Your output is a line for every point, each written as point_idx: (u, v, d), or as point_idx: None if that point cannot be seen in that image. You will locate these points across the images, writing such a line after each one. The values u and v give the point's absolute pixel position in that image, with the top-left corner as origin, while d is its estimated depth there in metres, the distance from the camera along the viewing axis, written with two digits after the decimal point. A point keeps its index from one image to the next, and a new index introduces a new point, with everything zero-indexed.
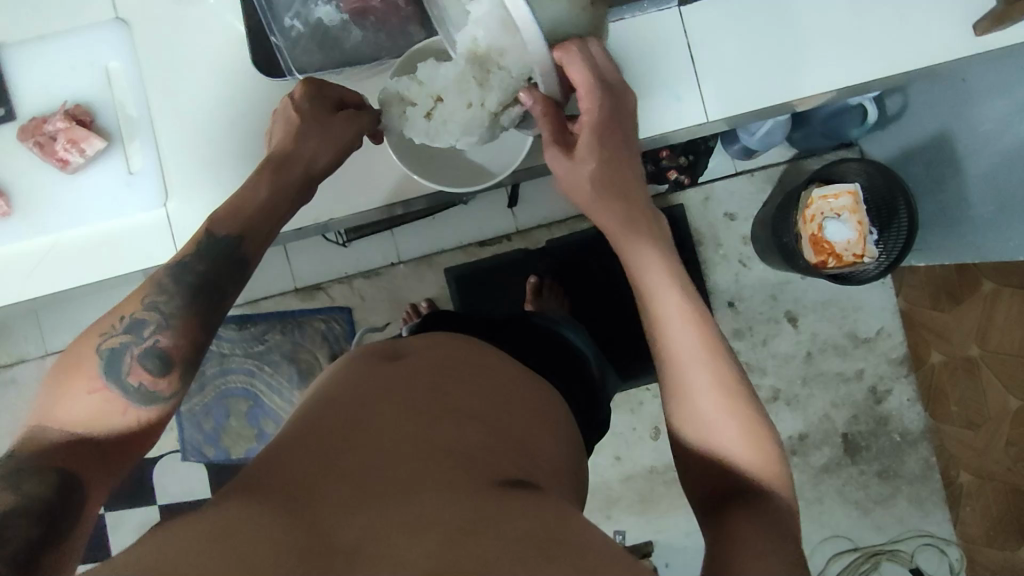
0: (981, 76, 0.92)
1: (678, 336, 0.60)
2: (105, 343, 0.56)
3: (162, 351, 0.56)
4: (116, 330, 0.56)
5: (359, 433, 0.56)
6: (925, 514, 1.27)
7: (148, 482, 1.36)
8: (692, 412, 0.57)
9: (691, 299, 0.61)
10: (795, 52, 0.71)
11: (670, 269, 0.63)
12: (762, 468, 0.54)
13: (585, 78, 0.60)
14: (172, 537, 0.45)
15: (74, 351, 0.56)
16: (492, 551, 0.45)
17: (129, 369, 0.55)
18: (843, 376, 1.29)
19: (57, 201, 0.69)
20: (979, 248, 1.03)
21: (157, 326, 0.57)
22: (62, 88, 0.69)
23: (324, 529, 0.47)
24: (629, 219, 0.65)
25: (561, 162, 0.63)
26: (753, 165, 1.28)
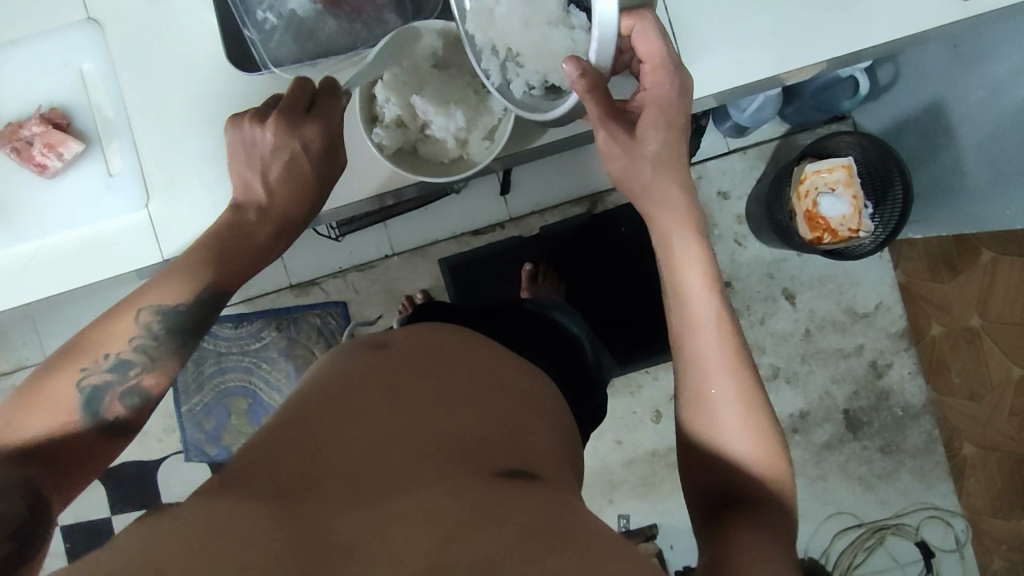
0: (977, 41, 0.90)
1: (705, 342, 0.58)
2: (86, 379, 0.55)
3: (142, 390, 0.57)
4: (100, 365, 0.56)
5: (353, 427, 0.55)
6: (929, 486, 1.26)
7: (152, 483, 1.36)
8: (709, 420, 0.56)
9: (721, 308, 0.59)
10: (780, 24, 0.70)
11: (706, 278, 0.60)
12: (773, 479, 0.53)
13: (661, 49, 0.59)
14: (161, 538, 0.43)
15: (49, 379, 0.54)
16: (494, 545, 0.44)
17: (108, 406, 0.56)
18: (842, 352, 1.28)
19: (38, 207, 0.68)
20: (978, 217, 1.01)
21: (142, 366, 0.58)
22: (37, 92, 0.68)
23: (319, 525, 0.46)
24: (668, 216, 0.61)
25: (619, 137, 0.59)
26: (746, 143, 1.26)
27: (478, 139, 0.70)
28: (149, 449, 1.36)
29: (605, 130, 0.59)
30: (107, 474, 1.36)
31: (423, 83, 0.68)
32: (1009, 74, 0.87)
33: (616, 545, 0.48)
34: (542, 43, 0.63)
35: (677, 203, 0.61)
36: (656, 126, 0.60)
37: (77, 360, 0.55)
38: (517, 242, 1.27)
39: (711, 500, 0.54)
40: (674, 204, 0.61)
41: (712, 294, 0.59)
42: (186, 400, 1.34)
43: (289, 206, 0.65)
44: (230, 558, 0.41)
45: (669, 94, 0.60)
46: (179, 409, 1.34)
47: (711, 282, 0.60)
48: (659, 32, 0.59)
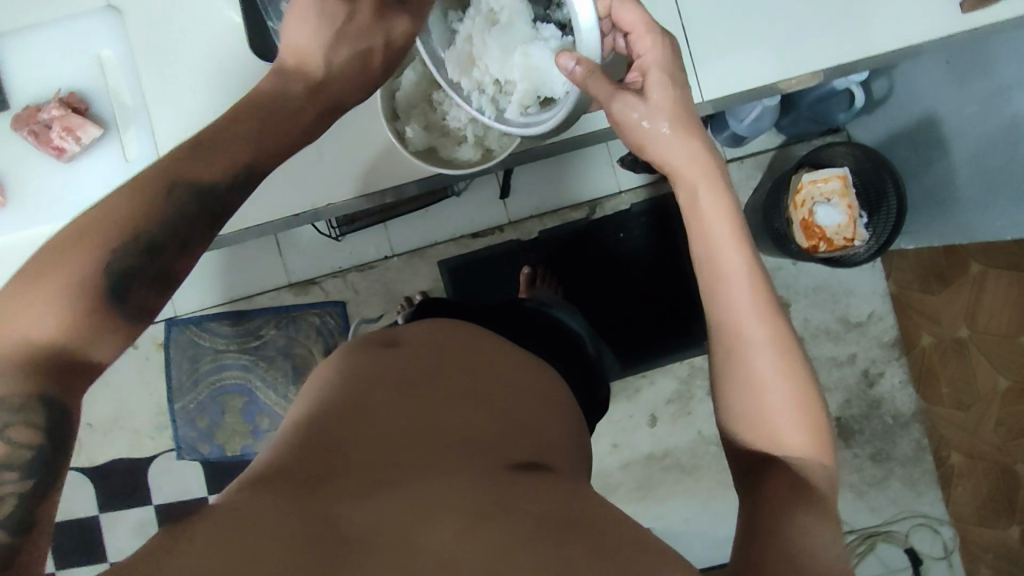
0: (968, 57, 0.94)
1: (734, 292, 0.55)
2: (92, 273, 0.43)
3: (155, 273, 0.46)
4: (101, 258, 0.44)
5: (364, 419, 0.55)
6: (918, 494, 1.28)
7: (144, 481, 1.35)
8: (744, 374, 0.54)
9: (749, 254, 0.56)
10: (786, 32, 0.72)
11: (732, 225, 0.57)
12: (814, 429, 0.52)
13: (640, 14, 0.59)
14: (177, 531, 0.42)
15: (63, 251, 0.43)
16: (515, 532, 0.45)
17: (122, 298, 0.45)
18: (834, 360, 1.30)
19: (53, 190, 0.69)
20: (968, 228, 1.04)
21: (171, 247, 0.47)
22: (57, 77, 0.69)
23: (339, 515, 0.45)
24: (689, 168, 0.59)
25: (634, 108, 0.59)
26: (743, 153, 1.29)
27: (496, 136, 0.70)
28: (142, 446, 1.35)
29: (617, 101, 0.58)
30: (98, 471, 1.35)
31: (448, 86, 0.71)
32: (1001, 88, 0.90)
33: (628, 535, 0.48)
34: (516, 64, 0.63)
35: (694, 152, 0.59)
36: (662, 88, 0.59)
37: (97, 241, 0.44)
38: (517, 246, 1.29)
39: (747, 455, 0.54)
40: (690, 156, 0.59)
41: (739, 242, 0.57)
42: (180, 397, 1.33)
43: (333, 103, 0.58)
44: (254, 556, 0.40)
45: (662, 56, 0.60)
46: (173, 406, 1.33)
47: (735, 225, 0.57)
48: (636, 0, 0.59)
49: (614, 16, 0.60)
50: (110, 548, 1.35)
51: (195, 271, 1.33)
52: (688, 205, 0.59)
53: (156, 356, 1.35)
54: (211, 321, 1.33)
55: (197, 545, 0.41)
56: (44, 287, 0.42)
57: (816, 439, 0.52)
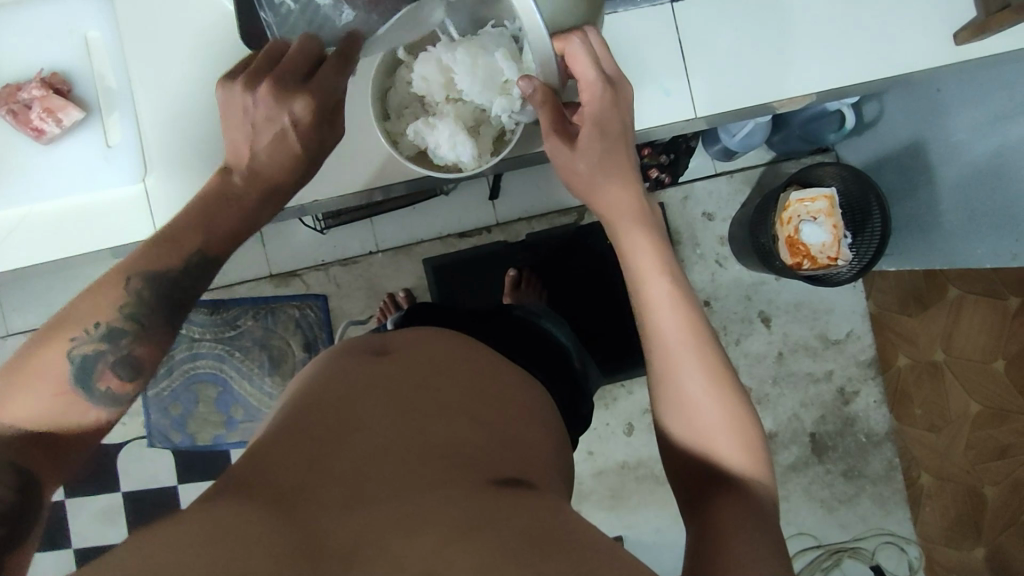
0: (956, 87, 0.95)
1: (663, 320, 0.59)
2: (77, 349, 0.52)
3: (134, 358, 0.54)
4: (89, 334, 0.53)
5: (353, 434, 0.55)
6: (885, 512, 1.30)
7: (111, 468, 1.32)
8: (679, 397, 0.57)
9: (674, 287, 0.61)
10: (779, 54, 0.72)
11: (658, 261, 0.62)
12: (751, 447, 0.54)
13: (592, 67, 0.60)
14: (158, 542, 0.43)
15: (38, 355, 0.51)
16: (492, 547, 0.44)
17: (100, 375, 0.53)
18: (812, 376, 1.31)
19: (29, 171, 0.67)
20: (949, 254, 1.06)
21: (134, 335, 0.54)
22: (39, 55, 0.67)
23: (318, 530, 0.45)
24: (615, 209, 0.64)
25: (562, 152, 0.63)
26: (732, 167, 1.29)
27: (486, 148, 0.69)
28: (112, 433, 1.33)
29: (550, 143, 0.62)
30: None
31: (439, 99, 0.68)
32: (991, 119, 0.90)
33: (606, 551, 0.47)
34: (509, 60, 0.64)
35: (627, 193, 0.64)
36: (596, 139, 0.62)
37: (63, 333, 0.52)
38: (503, 248, 1.28)
39: (690, 475, 0.55)
40: (625, 194, 0.64)
41: (665, 276, 0.61)
42: (153, 384, 1.31)
43: (278, 184, 0.60)
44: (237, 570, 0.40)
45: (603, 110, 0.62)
46: (145, 392, 1.31)
47: (660, 261, 0.62)
48: (588, 53, 0.60)
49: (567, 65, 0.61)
50: (74, 535, 1.32)
51: None
52: (625, 245, 0.64)
53: None
54: None
55: (181, 555, 0.41)
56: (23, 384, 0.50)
57: (753, 455, 0.54)
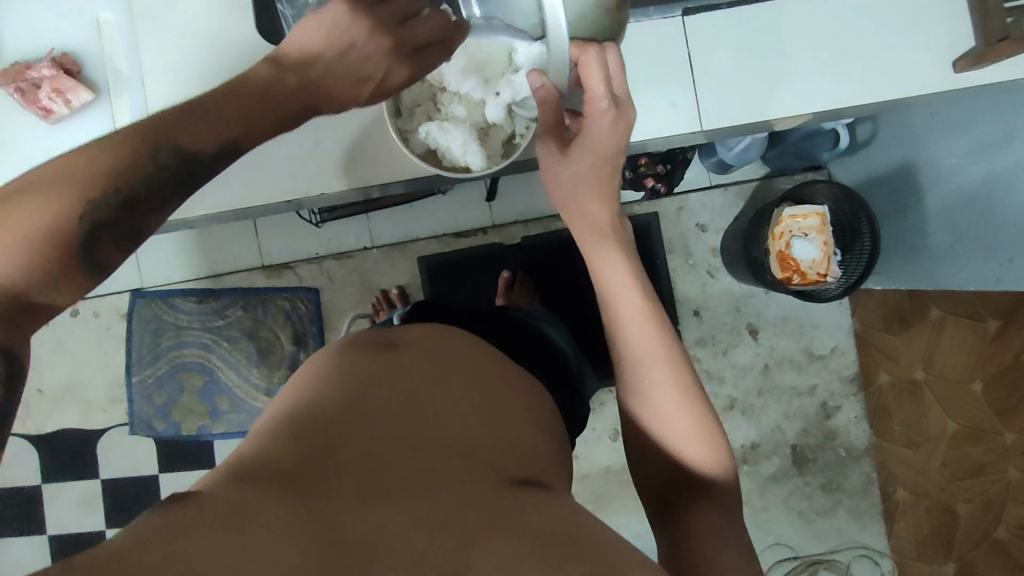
0: (948, 113, 0.97)
1: (632, 333, 0.62)
2: (84, 215, 0.44)
3: (135, 231, 0.47)
4: (100, 200, 0.44)
5: (366, 425, 0.55)
6: (862, 525, 1.32)
7: (92, 454, 1.31)
8: (648, 409, 0.59)
9: (645, 300, 0.63)
10: (783, 73, 0.74)
11: (627, 273, 0.65)
12: (717, 457, 0.56)
13: (603, 83, 0.58)
14: (176, 520, 0.42)
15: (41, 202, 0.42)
16: (512, 550, 0.45)
17: (100, 246, 0.45)
18: (796, 390, 1.33)
19: (34, 150, 0.66)
20: (933, 275, 1.08)
21: (143, 210, 0.47)
22: (49, 34, 0.66)
23: (336, 525, 0.45)
24: (591, 223, 0.67)
25: (552, 155, 0.65)
26: (727, 180, 1.31)
27: (497, 152, 0.70)
28: (93, 419, 1.31)
29: (541, 143, 0.65)
30: (44, 440, 1.31)
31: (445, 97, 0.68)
32: (982, 147, 0.93)
33: (621, 550, 0.48)
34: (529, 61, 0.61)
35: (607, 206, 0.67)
36: (585, 152, 0.64)
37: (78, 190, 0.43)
38: (498, 250, 1.29)
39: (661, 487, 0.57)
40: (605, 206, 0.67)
41: (637, 290, 0.64)
42: (139, 370, 1.31)
43: None
44: (263, 561, 0.40)
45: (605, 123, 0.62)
46: (131, 379, 1.30)
47: (632, 279, 0.65)
48: (602, 69, 0.57)
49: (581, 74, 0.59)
50: (50, 520, 1.31)
51: (167, 245, 1.30)
52: (594, 260, 0.66)
53: (117, 327, 1.32)
54: (178, 296, 1.30)
55: (201, 540, 0.40)
56: (6, 232, 0.41)
57: (721, 464, 0.56)
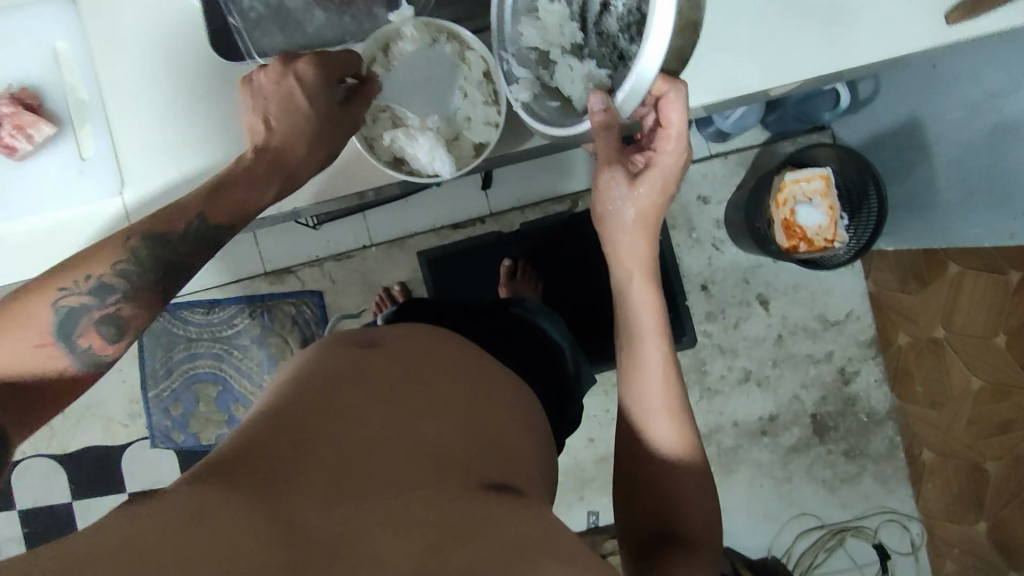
0: (954, 63, 0.92)
1: (650, 382, 0.68)
2: (63, 302, 0.53)
3: (120, 318, 0.55)
4: (78, 289, 0.54)
5: (337, 425, 0.54)
6: (889, 490, 1.31)
7: (117, 469, 1.33)
8: (646, 443, 0.66)
9: (667, 354, 0.69)
10: (769, 40, 0.70)
11: (658, 326, 0.70)
12: (700, 497, 0.64)
13: (683, 119, 0.65)
14: (137, 515, 0.41)
15: (23, 304, 0.52)
16: (480, 553, 0.44)
17: (83, 332, 0.54)
18: (812, 358, 1.31)
19: (5, 188, 0.66)
20: (947, 230, 1.04)
21: (123, 294, 0.55)
22: (8, 70, 0.66)
23: (302, 520, 0.44)
24: (631, 260, 0.72)
25: (619, 183, 0.68)
26: (727, 148, 1.27)
27: (466, 156, 0.69)
28: (114, 434, 1.34)
29: (608, 170, 0.67)
30: (69, 458, 1.33)
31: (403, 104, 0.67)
32: (988, 95, 0.88)
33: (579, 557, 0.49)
34: (570, 60, 0.63)
35: (639, 246, 0.71)
36: (654, 188, 0.69)
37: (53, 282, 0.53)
38: (497, 239, 1.26)
39: (648, 534, 0.63)
40: (635, 244, 0.71)
41: (662, 346, 0.70)
42: (153, 386, 1.32)
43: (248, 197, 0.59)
44: (218, 559, 0.39)
45: (675, 160, 0.68)
46: (146, 394, 1.32)
47: (660, 326, 0.70)
48: (684, 105, 0.64)
49: (661, 111, 0.65)
50: None
51: None
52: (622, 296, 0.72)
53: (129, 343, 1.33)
54: (184, 309, 1.31)
55: (156, 536, 0.39)
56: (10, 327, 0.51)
57: (707, 529, 0.63)
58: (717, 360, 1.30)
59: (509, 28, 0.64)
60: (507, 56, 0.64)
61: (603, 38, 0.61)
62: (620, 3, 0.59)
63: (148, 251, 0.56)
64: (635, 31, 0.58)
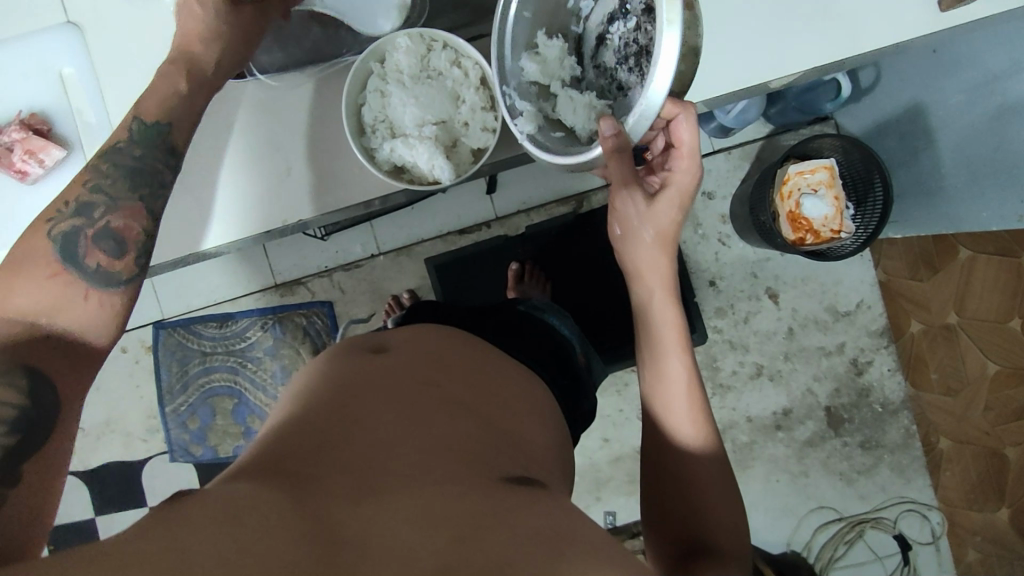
0: (954, 47, 0.92)
1: (674, 391, 0.69)
2: (58, 230, 0.59)
3: (113, 231, 0.60)
4: (66, 215, 0.60)
5: (358, 430, 0.55)
6: (907, 481, 1.29)
7: (137, 485, 1.35)
8: (671, 445, 0.67)
9: (689, 364, 0.70)
10: (765, 35, 0.71)
11: (679, 338, 0.72)
12: (725, 496, 0.64)
13: (695, 141, 0.66)
14: (175, 517, 0.43)
15: (25, 241, 0.59)
16: (506, 542, 0.45)
17: (86, 252, 0.59)
18: (823, 350, 1.30)
19: (18, 212, 0.68)
20: (955, 218, 1.03)
21: (108, 209, 0.61)
22: (17, 98, 0.68)
23: (329, 516, 0.45)
24: (652, 275, 0.73)
25: (638, 207, 0.70)
26: (730, 143, 1.27)
27: (464, 162, 0.70)
28: (134, 450, 1.35)
29: (623, 197, 0.68)
30: (90, 476, 1.35)
31: (403, 115, 0.68)
32: (988, 77, 0.88)
33: (608, 550, 0.49)
34: (571, 92, 0.63)
35: (659, 262, 0.72)
36: (669, 207, 0.70)
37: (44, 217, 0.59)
38: (504, 242, 1.27)
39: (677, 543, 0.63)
40: (654, 258, 0.72)
41: (684, 357, 0.71)
42: (171, 401, 1.34)
43: None
44: (248, 553, 0.40)
45: (691, 179, 0.70)
46: (164, 409, 1.34)
47: (682, 337, 0.72)
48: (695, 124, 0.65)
49: (672, 130, 0.66)
50: None
51: (181, 274, 1.32)
52: (644, 310, 0.74)
53: (145, 359, 1.34)
54: (198, 324, 1.33)
55: (190, 534, 0.41)
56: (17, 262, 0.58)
57: (735, 538, 0.62)
58: (728, 355, 1.30)
59: (510, 63, 0.62)
60: (509, 90, 0.62)
61: (601, 70, 0.63)
62: (618, 36, 0.60)
63: (114, 160, 0.62)
64: (635, 62, 0.59)
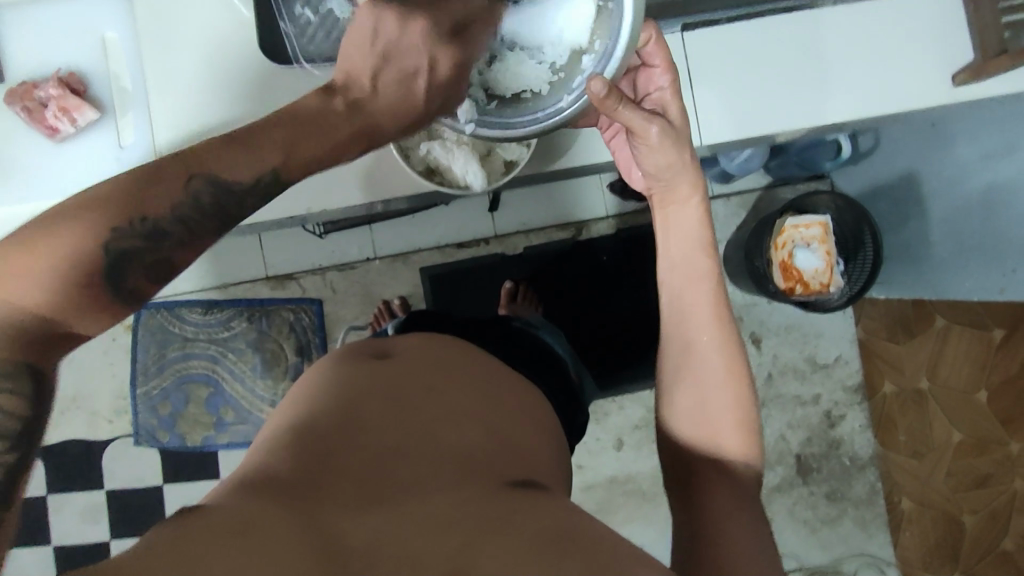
0: (954, 123, 0.96)
1: (701, 320, 0.62)
2: (112, 241, 0.43)
3: (168, 262, 0.46)
4: (131, 226, 0.44)
5: (362, 437, 0.56)
6: (869, 535, 1.32)
7: (97, 465, 1.31)
8: (692, 374, 0.61)
9: (716, 289, 0.63)
10: (786, 88, 0.75)
11: (708, 261, 0.64)
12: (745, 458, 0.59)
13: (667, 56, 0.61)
14: (182, 530, 0.42)
15: (58, 231, 0.42)
16: (514, 545, 0.47)
17: (132, 277, 0.45)
18: (801, 400, 1.33)
19: (39, 166, 0.68)
20: (935, 285, 1.08)
21: (177, 240, 0.46)
22: (53, 55, 0.68)
23: (335, 530, 0.46)
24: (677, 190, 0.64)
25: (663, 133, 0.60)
26: (729, 190, 1.32)
27: (497, 172, 0.72)
28: (98, 429, 1.32)
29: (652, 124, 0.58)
30: (47, 452, 1.31)
31: None
32: (984, 157, 0.92)
33: (611, 552, 0.49)
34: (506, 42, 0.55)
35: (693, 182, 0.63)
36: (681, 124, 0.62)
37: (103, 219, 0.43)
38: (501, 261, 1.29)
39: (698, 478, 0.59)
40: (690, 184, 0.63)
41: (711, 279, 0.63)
42: (143, 382, 1.31)
43: None
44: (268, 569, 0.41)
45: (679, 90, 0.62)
46: (135, 391, 1.31)
47: (708, 258, 0.64)
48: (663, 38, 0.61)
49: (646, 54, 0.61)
50: (56, 531, 1.31)
51: None
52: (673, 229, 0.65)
53: (122, 338, 1.32)
54: (182, 308, 1.31)
55: (202, 552, 0.41)
56: (44, 256, 0.41)
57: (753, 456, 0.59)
58: None
59: None
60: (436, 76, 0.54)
61: None
62: None
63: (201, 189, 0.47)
64: None
